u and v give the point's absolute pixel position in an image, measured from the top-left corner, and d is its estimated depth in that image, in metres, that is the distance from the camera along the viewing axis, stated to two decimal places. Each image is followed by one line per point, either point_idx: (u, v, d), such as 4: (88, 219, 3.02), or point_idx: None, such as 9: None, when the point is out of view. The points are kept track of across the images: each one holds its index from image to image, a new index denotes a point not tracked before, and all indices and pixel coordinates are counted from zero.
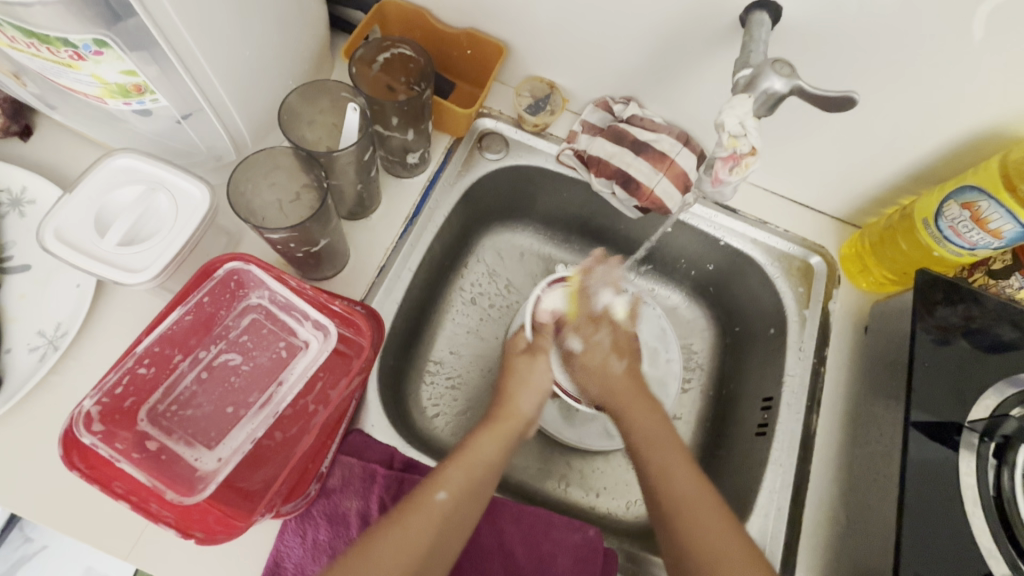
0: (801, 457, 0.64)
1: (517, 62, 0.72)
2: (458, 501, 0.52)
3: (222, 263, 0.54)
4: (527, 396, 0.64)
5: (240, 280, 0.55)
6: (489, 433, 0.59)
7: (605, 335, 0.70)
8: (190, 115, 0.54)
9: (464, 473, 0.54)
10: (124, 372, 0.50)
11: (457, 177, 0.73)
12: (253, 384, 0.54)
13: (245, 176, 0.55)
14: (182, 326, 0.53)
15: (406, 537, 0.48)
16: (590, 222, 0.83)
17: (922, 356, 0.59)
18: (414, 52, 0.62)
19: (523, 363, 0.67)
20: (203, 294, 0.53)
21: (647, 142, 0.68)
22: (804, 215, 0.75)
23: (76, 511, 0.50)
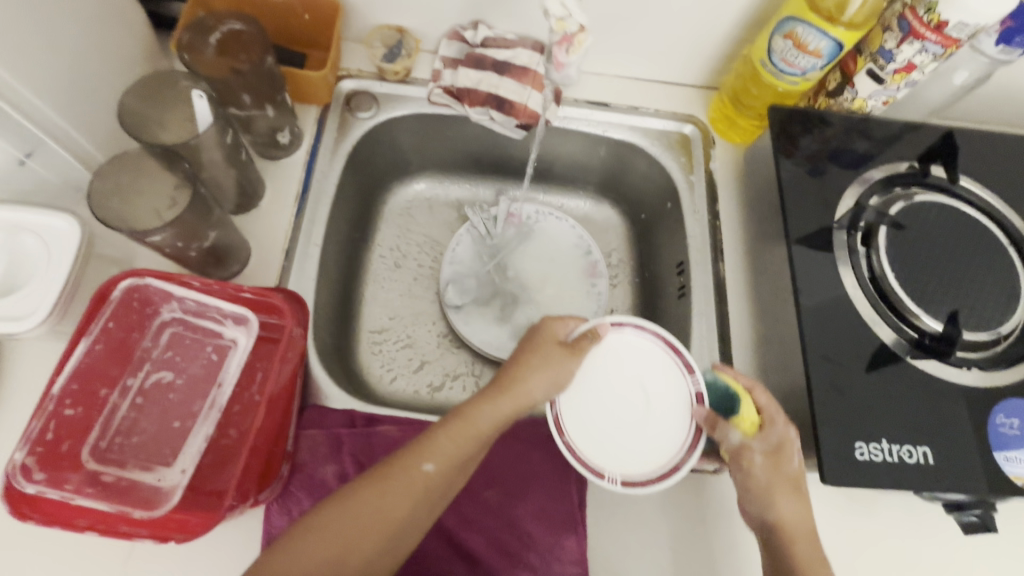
0: (719, 304, 0.70)
1: (358, 14, 0.71)
2: (445, 472, 0.50)
3: (115, 284, 0.52)
4: (543, 385, 0.56)
5: (143, 297, 0.54)
6: (495, 412, 0.53)
7: (763, 466, 0.53)
8: (32, 153, 0.52)
9: (457, 446, 0.50)
10: (49, 418, 0.48)
11: (336, 144, 0.72)
12: (194, 391, 0.55)
13: (109, 188, 0.53)
14: (96, 357, 0.51)
15: (388, 504, 0.47)
16: (483, 158, 0.86)
17: (791, 183, 0.65)
18: (243, 24, 0.61)
19: (560, 354, 0.57)
20: (107, 320, 0.52)
21: (506, 60, 0.72)
22: (669, 91, 0.80)
23: (45, 569, 0.49)
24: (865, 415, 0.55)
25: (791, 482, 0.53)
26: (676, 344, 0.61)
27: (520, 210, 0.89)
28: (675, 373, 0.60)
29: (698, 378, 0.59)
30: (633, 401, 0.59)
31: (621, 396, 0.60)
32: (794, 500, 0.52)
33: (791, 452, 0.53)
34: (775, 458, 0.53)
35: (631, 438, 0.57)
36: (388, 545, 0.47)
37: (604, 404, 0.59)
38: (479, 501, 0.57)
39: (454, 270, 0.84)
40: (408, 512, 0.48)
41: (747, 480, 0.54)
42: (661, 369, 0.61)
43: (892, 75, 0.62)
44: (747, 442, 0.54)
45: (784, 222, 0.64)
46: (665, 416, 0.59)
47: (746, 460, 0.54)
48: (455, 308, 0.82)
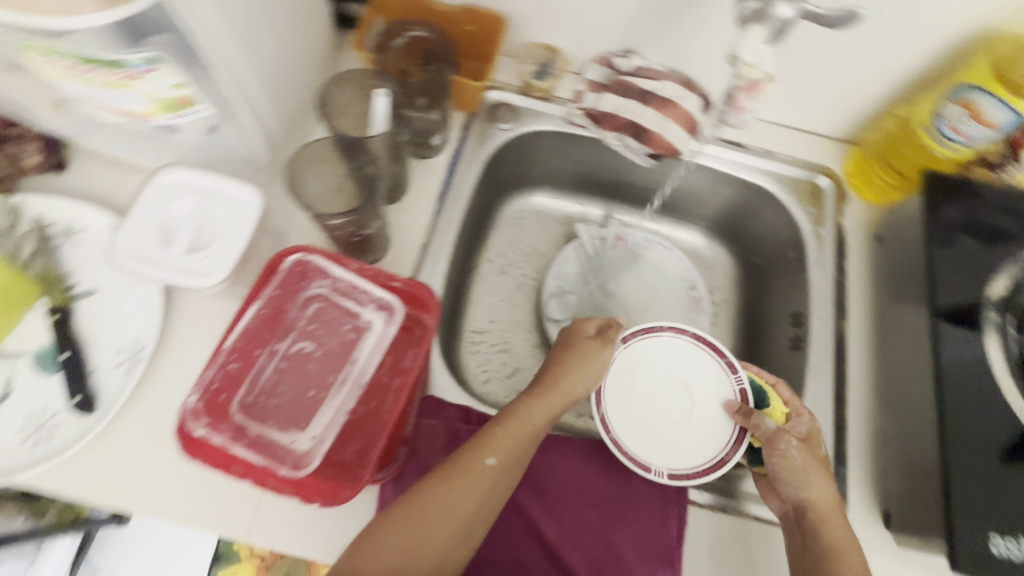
0: (837, 362, 0.69)
1: (516, 31, 0.75)
2: (509, 465, 0.52)
3: (284, 257, 0.58)
4: (584, 377, 0.59)
5: (304, 271, 0.59)
6: (544, 401, 0.56)
7: (800, 453, 0.56)
8: (214, 129, 0.58)
9: (514, 440, 0.53)
10: (218, 368, 0.54)
11: (477, 150, 0.76)
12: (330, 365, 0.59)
13: (297, 168, 0.58)
14: (258, 321, 0.56)
15: (459, 497, 0.50)
16: (603, 180, 0.88)
17: (939, 256, 0.63)
18: (427, 33, 0.68)
19: (592, 347, 0.60)
20: (274, 288, 0.57)
21: (652, 90, 0.72)
22: (807, 139, 0.79)
23: (189, 505, 0.54)
24: (1002, 506, 0.53)
25: (829, 488, 0.55)
26: (719, 347, 0.67)
27: (629, 235, 0.89)
28: (719, 376, 0.66)
29: (741, 377, 0.64)
30: (675, 406, 0.65)
31: (661, 398, 0.65)
32: (830, 503, 0.54)
33: (820, 440, 0.57)
34: (807, 444, 0.57)
35: (677, 435, 0.63)
36: (463, 537, 0.50)
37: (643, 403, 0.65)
38: (580, 518, 0.59)
39: (559, 285, 0.85)
40: (477, 505, 0.50)
41: (784, 463, 0.56)
42: (704, 371, 0.66)
43: None
44: (783, 429, 0.57)
45: (931, 290, 0.62)
46: (705, 417, 0.64)
47: (783, 444, 0.56)
48: (556, 322, 0.83)
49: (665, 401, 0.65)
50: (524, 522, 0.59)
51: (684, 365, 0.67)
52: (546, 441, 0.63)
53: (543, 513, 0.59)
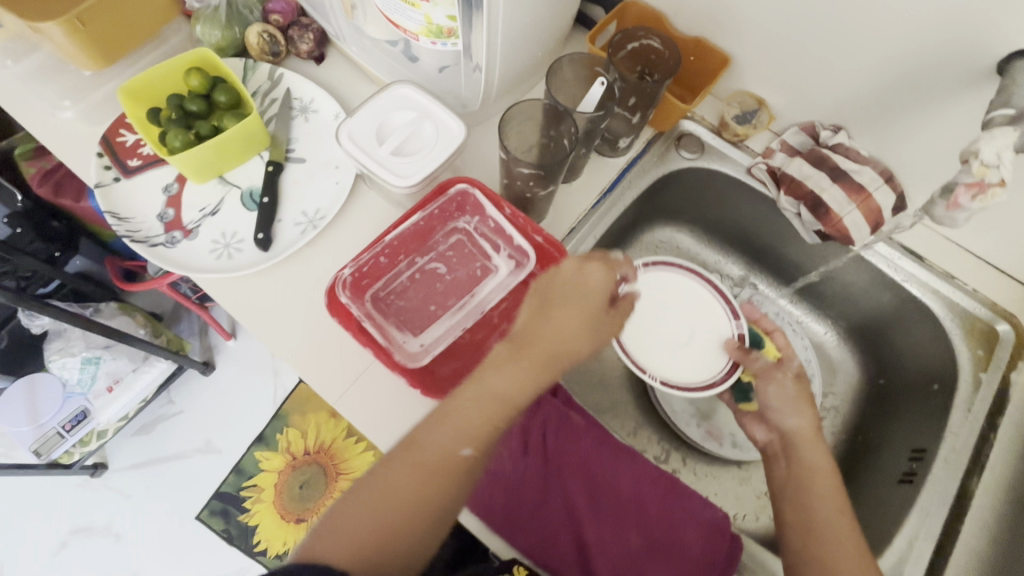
0: (952, 517, 0.61)
1: (733, 75, 0.77)
2: (485, 448, 0.49)
3: (454, 183, 0.64)
4: (565, 337, 0.49)
5: (462, 202, 0.65)
6: (516, 370, 0.48)
7: (790, 388, 0.66)
8: (444, 68, 0.68)
9: (486, 424, 0.48)
10: (371, 256, 0.61)
11: (653, 166, 0.79)
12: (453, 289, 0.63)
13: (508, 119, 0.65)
14: (414, 230, 0.63)
15: (426, 486, 0.47)
16: (754, 242, 0.86)
17: None
18: (662, 44, 0.70)
19: (591, 311, 0.50)
20: (435, 208, 0.64)
21: (847, 171, 0.71)
22: (1001, 280, 0.72)
23: (307, 356, 0.62)
24: None
25: (824, 455, 0.61)
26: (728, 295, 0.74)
27: (766, 304, 0.89)
28: (722, 317, 0.74)
29: (741, 323, 0.73)
30: (679, 332, 0.74)
31: (670, 329, 0.74)
32: (824, 464, 0.60)
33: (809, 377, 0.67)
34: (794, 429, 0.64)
35: (677, 358, 0.72)
36: (434, 523, 0.48)
37: (660, 332, 0.74)
38: (622, 540, 0.58)
39: None
40: (449, 491, 0.48)
41: (778, 390, 0.66)
42: (708, 313, 0.75)
43: None
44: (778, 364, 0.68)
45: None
46: (704, 346, 0.73)
47: (776, 376, 0.67)
48: None
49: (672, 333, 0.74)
50: (566, 515, 0.58)
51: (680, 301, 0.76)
52: (613, 449, 0.62)
53: (587, 515, 0.58)
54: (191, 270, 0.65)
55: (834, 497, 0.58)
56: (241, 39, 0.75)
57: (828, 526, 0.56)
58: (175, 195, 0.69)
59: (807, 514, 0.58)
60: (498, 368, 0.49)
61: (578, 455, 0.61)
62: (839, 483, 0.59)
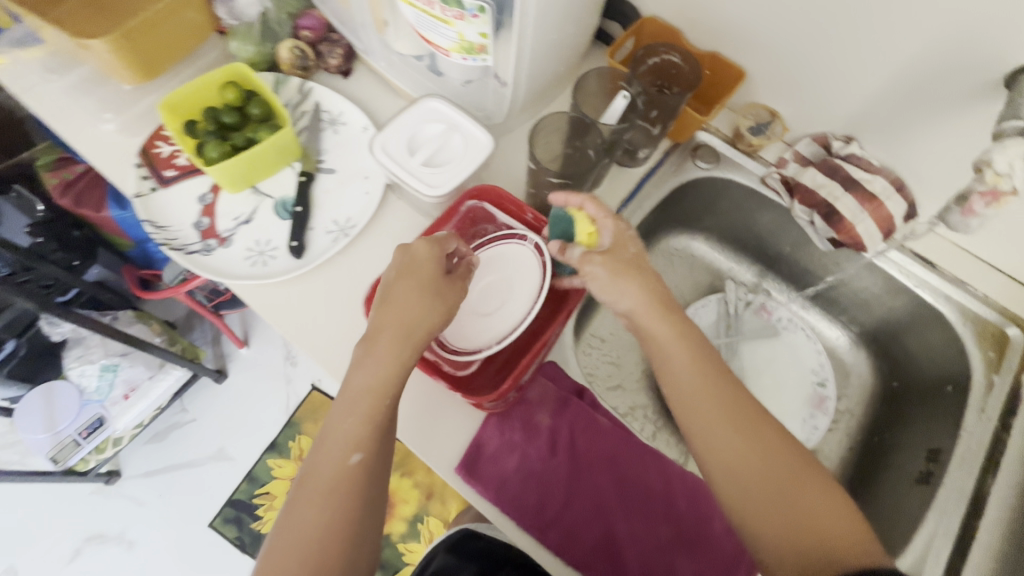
0: (968, 516, 0.63)
1: (747, 87, 0.80)
2: (377, 453, 0.51)
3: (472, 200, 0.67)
4: (399, 313, 0.53)
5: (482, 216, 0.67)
6: (371, 347, 0.53)
7: (596, 281, 0.56)
8: (469, 82, 0.70)
9: (366, 424, 0.51)
10: None
11: (667, 176, 0.82)
12: (480, 297, 0.61)
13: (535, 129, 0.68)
14: None
15: (329, 506, 0.49)
16: (767, 249, 0.89)
17: None
18: (682, 61, 0.74)
19: (440, 284, 0.55)
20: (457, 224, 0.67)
21: (860, 181, 0.74)
22: (1008, 285, 0.75)
23: (341, 360, 0.64)
24: None
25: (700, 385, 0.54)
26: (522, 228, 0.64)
27: (774, 309, 0.91)
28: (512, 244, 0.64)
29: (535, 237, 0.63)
30: (484, 293, 0.61)
31: (482, 294, 0.62)
32: (721, 421, 0.52)
33: (628, 242, 0.58)
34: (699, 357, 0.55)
35: (485, 321, 0.60)
36: (354, 538, 0.49)
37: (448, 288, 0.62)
38: (653, 534, 0.60)
39: None
40: (356, 503, 0.50)
41: (597, 283, 0.56)
42: (508, 252, 0.64)
43: None
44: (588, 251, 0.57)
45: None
46: (510, 290, 0.61)
47: (587, 263, 0.56)
48: None
49: (503, 296, 0.61)
50: (596, 511, 0.60)
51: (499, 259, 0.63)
52: (640, 448, 0.63)
53: (618, 510, 0.60)
54: (228, 277, 0.67)
55: (760, 450, 0.51)
56: (273, 54, 0.78)
57: (778, 512, 0.49)
58: (210, 204, 0.71)
59: (773, 521, 0.49)
60: (360, 363, 0.53)
61: (606, 453, 0.62)
62: (767, 438, 0.52)
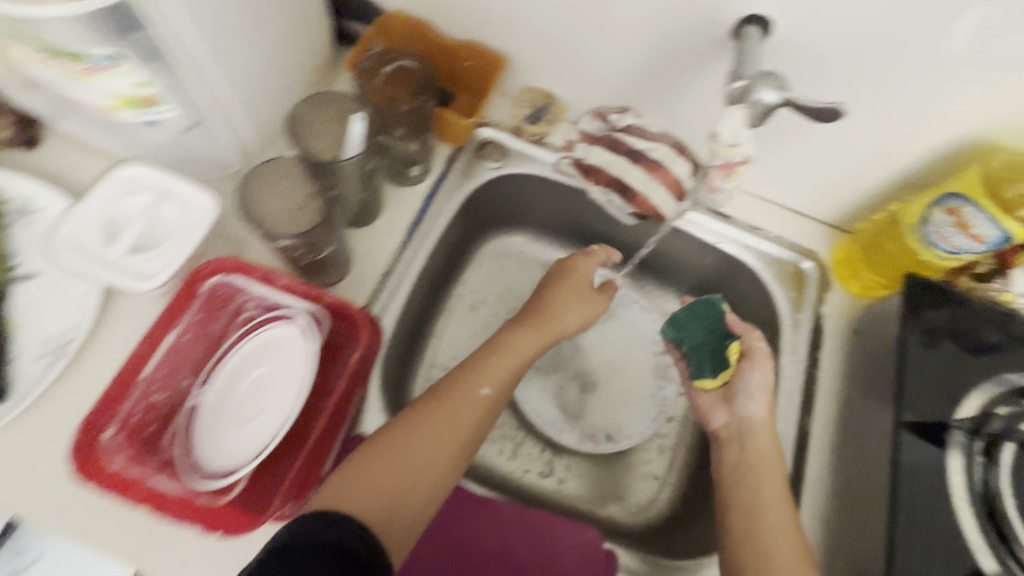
0: (796, 460, 0.66)
1: (515, 73, 0.74)
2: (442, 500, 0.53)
3: (202, 279, 0.56)
4: (523, 340, 0.62)
5: (225, 296, 0.57)
6: (449, 400, 0.56)
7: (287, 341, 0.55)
8: (200, 124, 0.55)
9: (450, 442, 0.54)
10: (139, 400, 0.54)
11: (458, 186, 0.74)
12: (246, 401, 0.54)
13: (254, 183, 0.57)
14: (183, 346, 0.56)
15: (383, 476, 0.50)
16: (586, 230, 0.84)
17: (913, 358, 0.61)
18: (414, 64, 0.66)
19: (580, 293, 0.67)
20: (195, 314, 0.56)
21: (643, 150, 0.71)
22: (797, 221, 0.77)
23: (86, 515, 0.51)
24: None
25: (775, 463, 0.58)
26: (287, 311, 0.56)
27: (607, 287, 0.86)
28: (277, 334, 0.56)
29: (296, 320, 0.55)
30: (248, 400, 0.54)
31: (247, 400, 0.54)
32: (780, 505, 0.55)
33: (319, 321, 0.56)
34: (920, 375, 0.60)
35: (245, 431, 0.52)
36: (399, 505, 0.50)
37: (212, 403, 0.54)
38: None
39: None
40: (421, 507, 0.51)
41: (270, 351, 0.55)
42: (275, 345, 0.55)
43: None
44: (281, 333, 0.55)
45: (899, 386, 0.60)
46: (275, 388, 0.53)
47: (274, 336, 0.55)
48: None
49: (263, 398, 0.53)
50: None
51: (264, 358, 0.55)
52: (473, 504, 0.61)
53: None
54: None
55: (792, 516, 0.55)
56: None
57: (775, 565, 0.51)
58: None
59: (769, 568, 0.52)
60: (480, 388, 0.57)
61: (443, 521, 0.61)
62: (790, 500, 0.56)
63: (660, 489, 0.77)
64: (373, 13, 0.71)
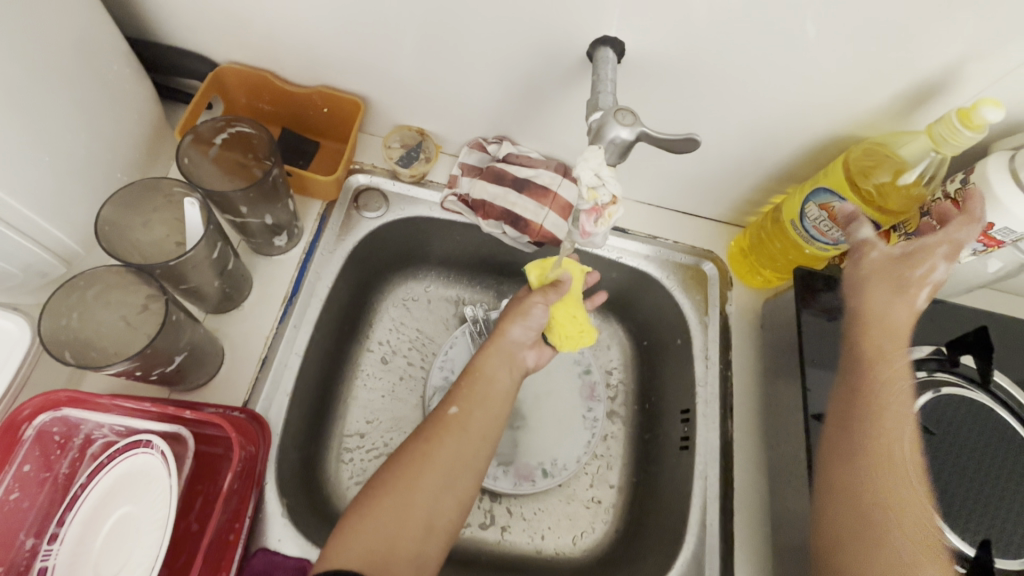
0: (724, 468, 0.66)
1: (379, 113, 0.69)
2: (440, 485, 0.50)
3: (29, 418, 0.47)
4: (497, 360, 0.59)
5: (64, 430, 0.49)
6: (437, 431, 0.53)
7: (146, 469, 0.48)
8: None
9: (445, 466, 0.51)
10: None
11: (336, 244, 0.68)
12: (110, 553, 0.46)
13: (67, 306, 0.49)
14: (12, 505, 0.46)
15: (382, 525, 0.46)
16: (490, 259, 0.80)
17: (812, 337, 0.63)
18: (252, 128, 0.59)
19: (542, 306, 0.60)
20: (23, 461, 0.46)
21: (527, 178, 0.68)
22: (691, 224, 0.77)
23: None
24: None
25: None
26: (140, 437, 0.49)
27: None
28: (137, 463, 0.48)
29: (154, 445, 0.48)
30: (115, 550, 0.46)
31: (112, 551, 0.46)
32: None
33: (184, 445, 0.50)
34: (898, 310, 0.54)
35: None
36: (408, 547, 0.46)
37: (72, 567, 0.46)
38: None
39: (445, 377, 0.75)
40: (430, 529, 0.48)
41: (130, 487, 0.48)
42: (137, 480, 0.48)
43: None
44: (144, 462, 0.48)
45: (801, 355, 0.63)
46: (142, 529, 0.46)
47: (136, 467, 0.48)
48: None
49: (132, 543, 0.46)
50: None
51: (127, 495, 0.48)
52: None
53: None
54: None
55: None
56: None
57: None
58: None
59: None
60: (448, 428, 0.53)
61: None
62: None
63: (604, 514, 0.74)
64: (206, 68, 0.64)
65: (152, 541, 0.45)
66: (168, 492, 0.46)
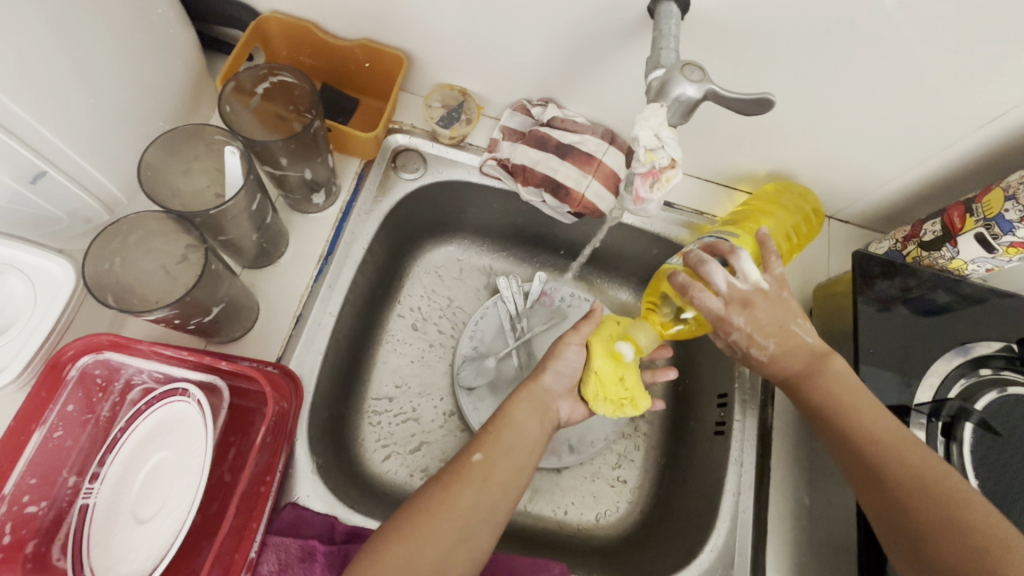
0: (761, 455, 0.64)
1: (421, 71, 0.66)
2: (456, 539, 0.46)
3: (73, 359, 0.47)
4: (526, 407, 0.55)
5: (106, 374, 0.49)
6: (460, 480, 0.48)
7: (184, 417, 0.49)
8: (41, 176, 0.46)
9: (461, 519, 0.46)
10: (8, 515, 0.43)
11: (372, 206, 0.67)
12: (145, 497, 0.47)
13: (107, 252, 0.50)
14: (57, 442, 0.47)
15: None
16: (526, 230, 0.77)
17: (869, 328, 0.59)
18: (296, 78, 0.58)
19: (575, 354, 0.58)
20: (67, 401, 0.47)
21: (571, 145, 0.64)
22: None
23: None
24: None
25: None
26: (178, 387, 0.49)
27: (555, 289, 0.79)
28: (174, 412, 0.49)
29: (191, 394, 0.48)
30: (150, 496, 0.47)
31: (148, 497, 0.47)
32: None
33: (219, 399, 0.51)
34: (777, 361, 0.54)
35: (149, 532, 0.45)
36: None
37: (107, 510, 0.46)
38: None
39: (474, 346, 0.74)
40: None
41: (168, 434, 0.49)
42: (174, 428, 0.49)
43: (1006, 248, 0.55)
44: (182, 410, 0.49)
45: (855, 347, 0.59)
46: (179, 476, 0.47)
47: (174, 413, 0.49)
48: (469, 389, 0.71)
49: (168, 489, 0.47)
50: None
51: (163, 444, 0.49)
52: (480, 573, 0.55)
53: None
54: None
55: None
56: None
57: None
58: None
59: None
60: (470, 478, 0.49)
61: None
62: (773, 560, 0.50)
63: (630, 494, 0.73)
64: (247, 17, 0.62)
65: (189, 487, 0.46)
66: (204, 441, 0.46)
